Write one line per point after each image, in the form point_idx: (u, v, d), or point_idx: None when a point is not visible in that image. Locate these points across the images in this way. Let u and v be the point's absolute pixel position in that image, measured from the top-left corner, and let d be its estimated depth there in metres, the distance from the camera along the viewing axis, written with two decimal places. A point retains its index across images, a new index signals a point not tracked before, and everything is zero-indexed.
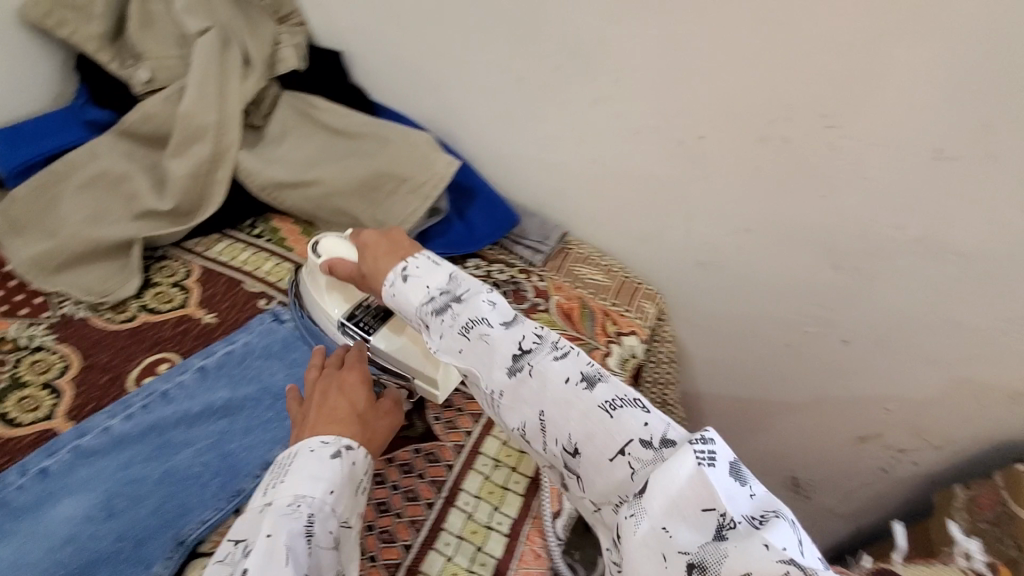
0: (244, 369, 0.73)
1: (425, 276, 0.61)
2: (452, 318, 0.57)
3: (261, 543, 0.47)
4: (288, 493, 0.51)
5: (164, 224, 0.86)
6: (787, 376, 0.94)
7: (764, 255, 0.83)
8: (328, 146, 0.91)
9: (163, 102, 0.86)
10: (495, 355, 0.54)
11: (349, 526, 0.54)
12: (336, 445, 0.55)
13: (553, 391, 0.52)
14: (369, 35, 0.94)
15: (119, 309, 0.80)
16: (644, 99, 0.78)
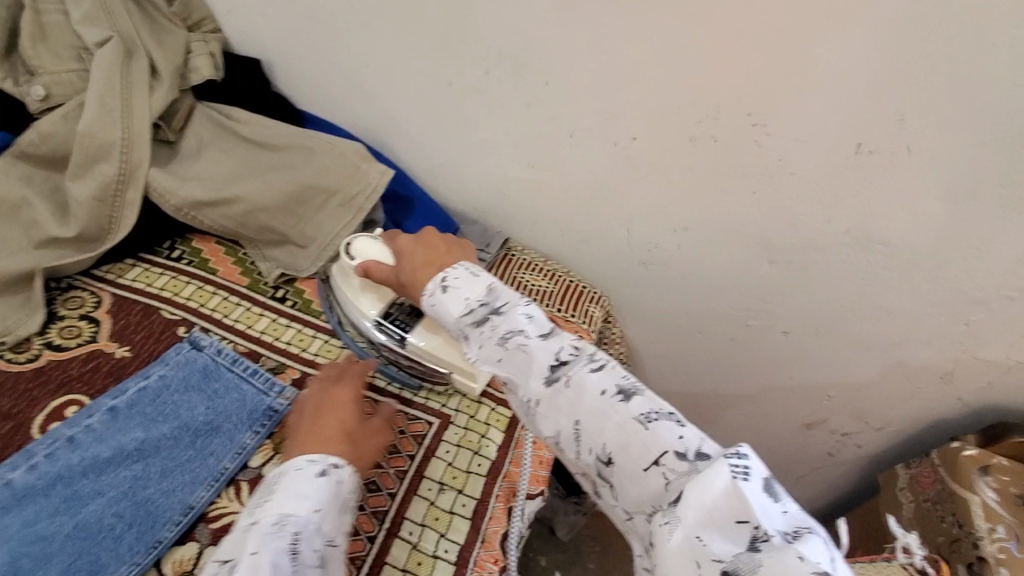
0: (164, 404, 0.67)
1: (462, 287, 0.60)
2: (494, 329, 0.56)
3: (245, 561, 0.47)
4: (273, 511, 0.52)
5: (70, 251, 0.79)
6: (734, 370, 0.95)
7: (703, 253, 0.83)
8: (249, 159, 0.86)
9: (61, 121, 0.79)
10: (533, 366, 0.53)
11: (337, 546, 0.53)
12: (322, 464, 0.57)
13: (589, 401, 0.51)
14: (289, 43, 0.89)
15: (20, 350, 0.72)
16: (574, 101, 0.77)
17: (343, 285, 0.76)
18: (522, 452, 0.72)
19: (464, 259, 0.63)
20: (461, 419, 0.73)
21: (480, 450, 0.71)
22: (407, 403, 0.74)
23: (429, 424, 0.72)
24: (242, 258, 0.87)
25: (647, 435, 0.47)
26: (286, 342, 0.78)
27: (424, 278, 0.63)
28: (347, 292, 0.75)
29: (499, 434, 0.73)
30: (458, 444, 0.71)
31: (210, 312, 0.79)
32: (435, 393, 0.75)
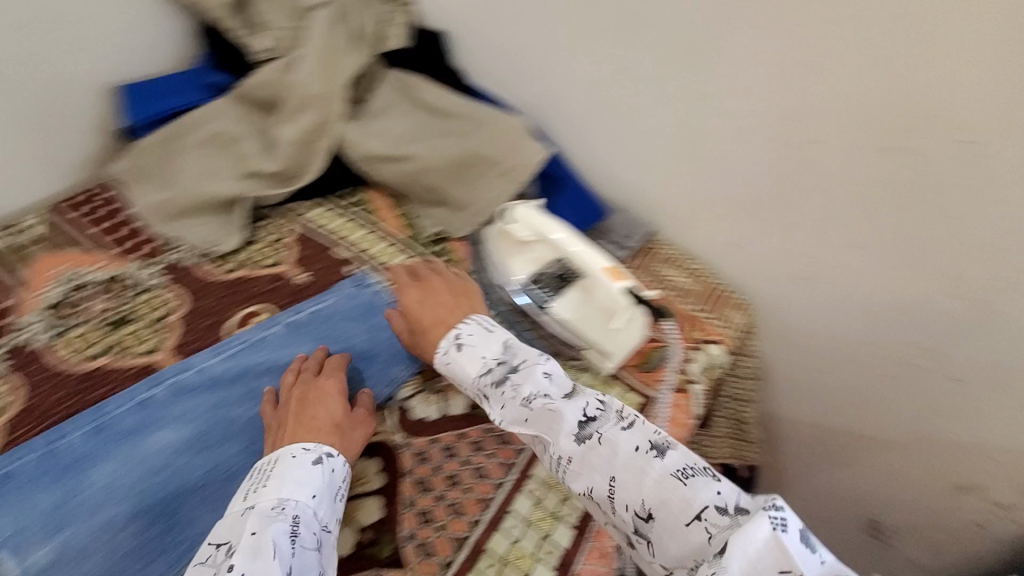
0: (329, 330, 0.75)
1: (479, 345, 0.65)
2: (514, 387, 0.60)
3: (246, 541, 0.48)
4: (272, 496, 0.52)
5: (269, 185, 0.90)
6: (881, 410, 0.87)
7: (872, 275, 0.77)
8: (425, 124, 0.93)
9: (279, 71, 0.90)
10: (561, 423, 0.55)
11: (331, 532, 0.54)
12: (317, 452, 0.58)
13: (622, 457, 0.51)
14: (477, 20, 0.95)
15: (224, 261, 0.84)
16: (753, 97, 0.75)
17: (497, 245, 0.79)
18: None
19: (478, 315, 0.69)
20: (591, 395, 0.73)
21: None
22: None
23: None
24: (403, 212, 0.94)
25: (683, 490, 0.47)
26: None
27: (436, 333, 0.69)
28: (499, 252, 0.78)
29: None
30: None
31: (373, 256, 0.87)
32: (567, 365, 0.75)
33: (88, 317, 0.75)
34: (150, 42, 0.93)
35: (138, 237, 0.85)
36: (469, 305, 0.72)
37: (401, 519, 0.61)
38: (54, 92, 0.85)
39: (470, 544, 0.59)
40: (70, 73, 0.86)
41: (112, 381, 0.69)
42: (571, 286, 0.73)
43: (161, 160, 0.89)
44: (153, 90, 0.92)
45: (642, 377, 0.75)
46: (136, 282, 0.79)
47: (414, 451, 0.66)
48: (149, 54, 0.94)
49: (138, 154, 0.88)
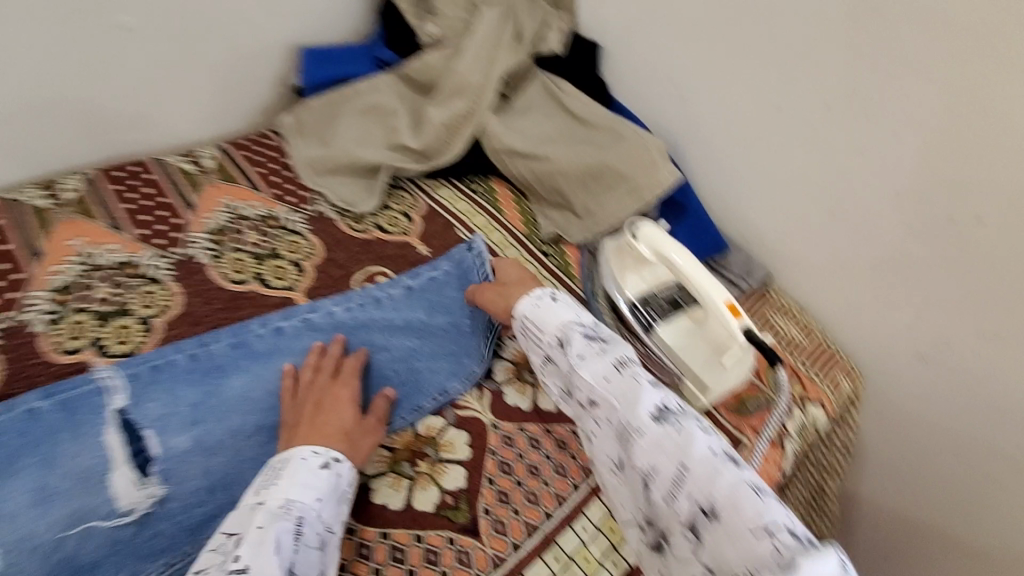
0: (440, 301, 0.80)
1: (572, 307, 0.67)
2: (602, 349, 0.61)
3: (252, 535, 0.53)
4: (280, 496, 0.56)
5: (410, 160, 0.96)
6: (981, 521, 0.79)
7: (1005, 370, 0.71)
8: (563, 128, 0.96)
9: (442, 58, 0.96)
10: (642, 399, 0.55)
11: (333, 533, 0.58)
12: (325, 457, 0.61)
13: (699, 451, 0.52)
14: (634, 37, 0.97)
15: (358, 221, 0.91)
16: (914, 160, 0.72)
17: (614, 259, 0.80)
18: None
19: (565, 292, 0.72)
20: None
21: None
22: None
23: None
24: (525, 209, 0.98)
25: (757, 502, 0.48)
26: None
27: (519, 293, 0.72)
28: (615, 266, 0.79)
29: None
30: None
31: (491, 245, 0.91)
32: None
33: (241, 244, 0.82)
34: (334, 12, 1.03)
35: (291, 185, 0.93)
36: None
37: (481, 493, 0.67)
38: (250, 44, 0.96)
39: (539, 533, 0.65)
40: (265, 30, 0.97)
41: (254, 305, 0.75)
42: (681, 313, 0.75)
43: (323, 119, 0.98)
44: (329, 55, 1.01)
45: (735, 422, 0.74)
46: (285, 223, 0.87)
47: (502, 433, 0.72)
48: (332, 25, 1.04)
49: (305, 111, 0.98)
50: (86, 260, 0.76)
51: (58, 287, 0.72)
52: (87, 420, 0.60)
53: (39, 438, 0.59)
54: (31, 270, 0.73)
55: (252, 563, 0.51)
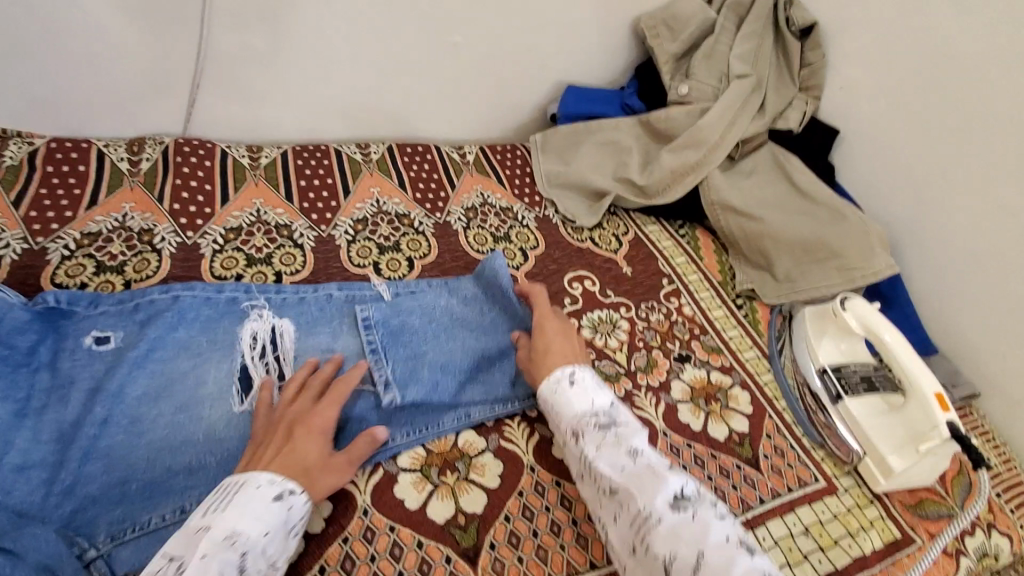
0: (506, 300, 0.84)
1: (591, 391, 0.69)
2: (616, 439, 0.64)
3: (196, 565, 0.51)
4: (226, 525, 0.54)
5: (631, 193, 1.08)
6: None
7: None
8: (783, 197, 1.01)
9: (686, 114, 1.08)
10: (660, 487, 0.58)
11: (277, 568, 0.56)
12: (281, 488, 0.58)
13: (713, 538, 0.54)
14: (878, 130, 1.00)
15: (577, 232, 1.05)
16: None
17: (816, 323, 0.83)
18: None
19: (587, 366, 0.73)
20: (847, 499, 0.72)
21: (855, 535, 0.69)
22: (804, 448, 0.76)
23: (815, 480, 0.73)
24: (722, 261, 1.04)
25: None
26: (728, 335, 0.89)
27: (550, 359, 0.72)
28: (814, 331, 0.83)
29: (878, 541, 0.69)
30: (837, 516, 0.70)
31: (687, 283, 0.98)
32: (833, 463, 0.75)
33: (484, 224, 1.00)
34: (600, 60, 1.21)
35: (529, 189, 1.11)
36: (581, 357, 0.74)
37: None
38: (528, 73, 1.17)
39: None
40: (545, 65, 1.17)
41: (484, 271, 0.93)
42: (874, 394, 0.77)
43: (566, 143, 1.15)
44: (586, 94, 1.19)
45: (910, 519, 0.71)
46: (519, 217, 1.04)
47: (670, 442, 0.73)
48: (596, 70, 1.22)
49: (553, 134, 1.16)
50: (377, 205, 0.98)
51: (358, 219, 0.95)
52: (365, 311, 0.79)
53: (333, 316, 0.79)
54: (344, 202, 0.97)
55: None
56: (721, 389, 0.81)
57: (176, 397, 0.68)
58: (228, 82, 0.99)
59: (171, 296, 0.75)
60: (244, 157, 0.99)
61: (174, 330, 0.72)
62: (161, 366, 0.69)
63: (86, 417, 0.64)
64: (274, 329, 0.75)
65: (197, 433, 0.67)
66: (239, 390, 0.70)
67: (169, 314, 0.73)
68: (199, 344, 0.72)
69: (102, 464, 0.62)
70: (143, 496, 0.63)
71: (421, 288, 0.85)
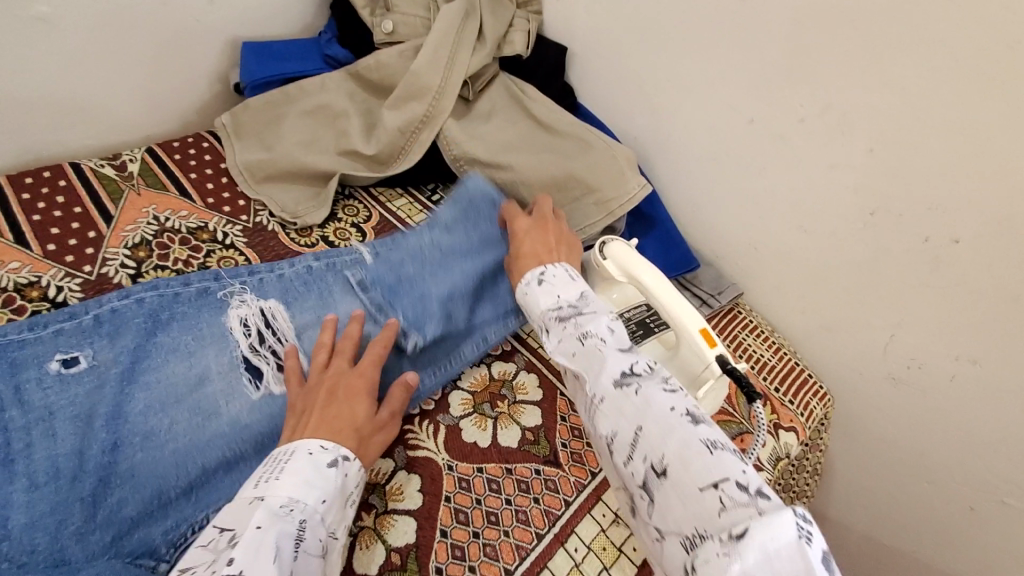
0: (486, 212, 0.80)
1: (559, 285, 0.66)
2: (577, 325, 0.60)
3: (250, 536, 0.46)
4: (282, 493, 0.49)
5: (361, 166, 0.89)
6: (939, 537, 0.80)
7: (966, 397, 0.71)
8: (528, 135, 0.90)
9: (398, 57, 0.88)
10: (604, 366, 0.54)
11: (336, 538, 0.52)
12: (334, 454, 0.54)
13: (654, 412, 0.50)
14: (602, 41, 0.92)
15: (304, 234, 0.83)
16: (873, 185, 0.70)
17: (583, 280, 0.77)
18: None
19: (565, 262, 0.70)
20: None
21: None
22: None
23: None
24: None
25: (708, 457, 0.45)
26: None
27: (525, 263, 0.71)
28: None
29: None
30: None
31: None
32: None
33: (167, 260, 0.74)
34: (279, 4, 0.94)
35: (229, 192, 0.85)
36: (565, 256, 0.72)
37: (433, 548, 0.58)
38: (178, 38, 0.87)
39: None
40: (201, 22, 0.88)
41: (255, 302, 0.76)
42: (651, 337, 0.71)
43: (263, 121, 0.89)
44: (272, 51, 0.92)
45: None
46: (219, 236, 0.79)
47: (458, 476, 0.63)
48: (278, 18, 0.96)
49: (243, 111, 0.89)
50: None
51: None
52: (357, 274, 0.75)
53: (322, 284, 0.74)
54: None
55: (247, 569, 0.43)
56: (506, 384, 0.73)
57: (186, 403, 0.62)
58: None
59: (133, 300, 0.65)
60: None
61: (153, 337, 0.64)
62: (155, 375, 0.62)
63: (88, 447, 0.57)
64: (265, 313, 0.70)
65: (219, 428, 0.62)
66: (251, 378, 0.66)
67: (142, 321, 0.64)
68: (187, 343, 0.65)
69: (129, 488, 0.56)
70: (188, 500, 0.59)
71: (396, 231, 0.79)
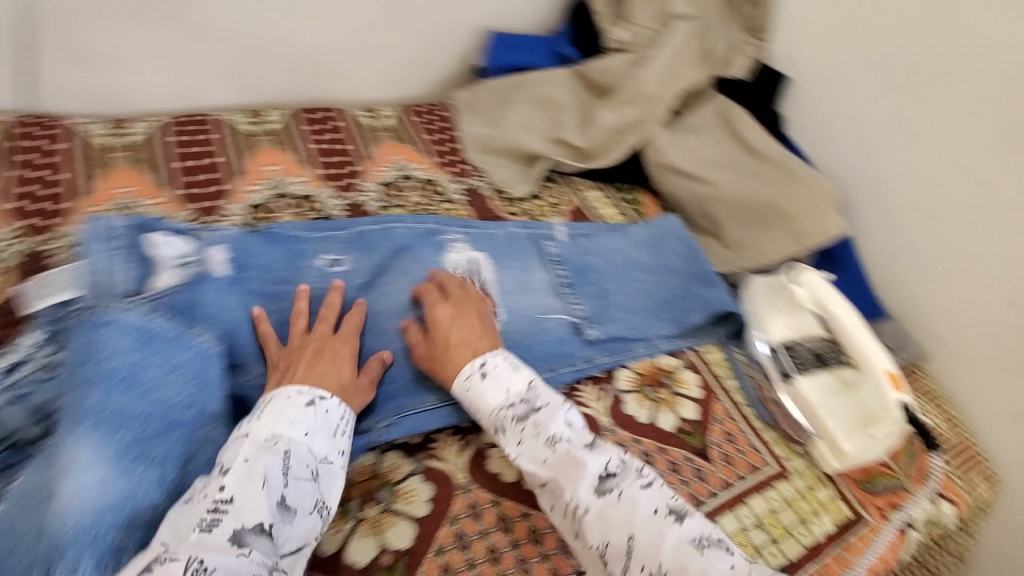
0: (675, 244, 0.87)
1: (504, 378, 0.63)
2: (536, 428, 0.60)
3: (240, 468, 0.51)
4: (265, 429, 0.54)
5: (568, 156, 0.97)
6: None
7: None
8: (732, 156, 0.94)
9: (625, 64, 0.97)
10: (584, 471, 0.55)
11: (332, 463, 0.56)
12: (311, 395, 0.58)
13: (641, 518, 0.52)
14: (826, 78, 0.94)
15: (510, 204, 0.94)
16: None
17: (765, 298, 0.81)
18: (849, 562, 0.65)
19: (502, 347, 0.67)
20: (799, 483, 0.69)
21: (808, 522, 0.66)
22: (755, 431, 0.73)
23: (767, 465, 0.70)
24: None
25: (701, 560, 0.49)
26: None
27: (456, 361, 0.65)
28: (764, 307, 0.80)
29: (830, 524, 0.67)
30: (789, 503, 0.67)
31: None
32: (784, 443, 0.72)
33: (405, 202, 0.89)
34: (528, 3, 1.07)
35: (455, 156, 0.98)
36: (491, 343, 0.67)
37: None
38: (445, 21, 1.03)
39: None
40: (466, 9, 1.04)
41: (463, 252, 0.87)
42: (826, 369, 0.74)
43: (494, 101, 1.02)
44: (515, 42, 1.05)
45: (860, 496, 0.69)
46: (444, 191, 0.92)
47: (617, 440, 0.69)
48: (525, 16, 1.09)
49: (480, 93, 1.03)
50: (277, 185, 0.85)
51: (254, 204, 0.82)
52: (553, 249, 0.85)
53: (520, 251, 0.84)
54: (234, 184, 0.84)
55: (239, 494, 0.50)
56: (669, 374, 0.77)
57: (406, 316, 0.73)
58: (73, 40, 0.82)
59: (383, 226, 0.81)
60: (103, 134, 0.84)
61: (392, 259, 0.78)
62: (387, 289, 0.75)
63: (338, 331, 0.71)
64: (473, 262, 0.81)
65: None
66: None
67: (388, 244, 0.79)
68: (414, 270, 0.78)
69: None
70: None
71: (591, 230, 0.89)
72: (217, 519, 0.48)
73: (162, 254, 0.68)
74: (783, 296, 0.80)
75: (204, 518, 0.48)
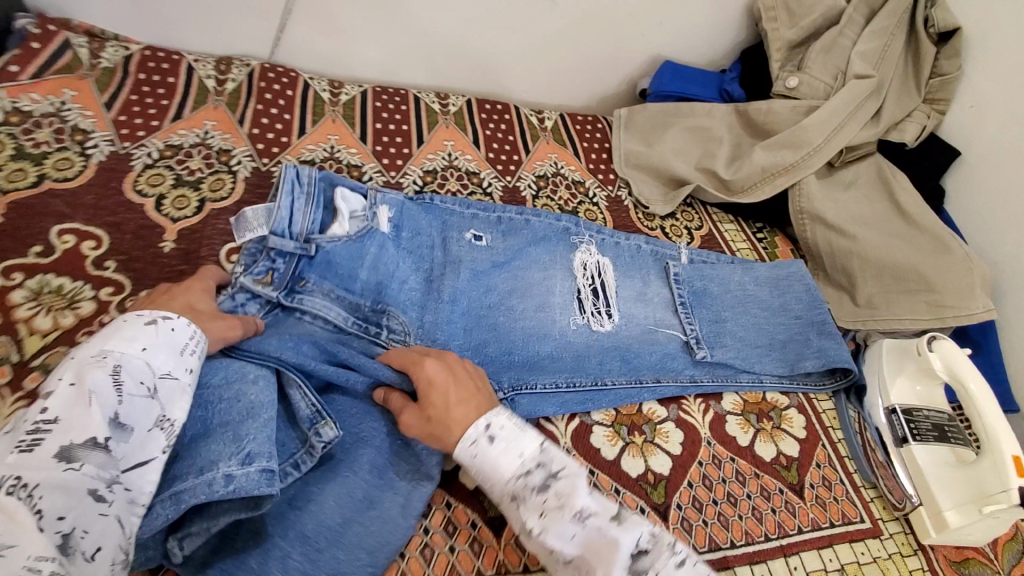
0: (798, 288, 0.88)
1: (514, 443, 0.56)
2: (559, 501, 0.52)
3: (62, 391, 0.45)
4: (94, 348, 0.49)
5: (712, 185, 1.02)
6: None
7: None
8: (883, 217, 0.93)
9: (790, 110, 0.99)
10: (617, 554, 0.49)
11: (175, 379, 0.52)
12: (151, 317, 0.54)
13: None
14: (1004, 160, 0.90)
15: (648, 218, 1.00)
16: None
17: (892, 362, 0.79)
18: None
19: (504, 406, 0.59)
20: (890, 544, 0.69)
21: None
22: (854, 485, 0.73)
23: (861, 520, 0.70)
24: None
25: None
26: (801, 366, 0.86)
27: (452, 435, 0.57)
28: (890, 368, 0.78)
29: None
30: (876, 560, 0.67)
31: None
32: (883, 505, 0.72)
33: (555, 196, 0.98)
34: (704, 38, 1.13)
35: (605, 165, 1.06)
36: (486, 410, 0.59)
37: (679, 489, 0.68)
38: (622, 43, 1.11)
39: (719, 554, 0.63)
40: (644, 35, 1.10)
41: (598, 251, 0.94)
42: (944, 443, 0.73)
43: (651, 122, 1.08)
44: (684, 72, 1.11)
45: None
46: (590, 194, 1.00)
47: (713, 452, 0.72)
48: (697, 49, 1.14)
49: (639, 112, 1.09)
50: (450, 158, 0.97)
51: (430, 170, 0.95)
52: (676, 268, 0.89)
53: (644, 264, 0.90)
54: (416, 150, 0.97)
55: (64, 414, 0.44)
56: (775, 409, 0.79)
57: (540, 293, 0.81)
58: (320, 11, 0.97)
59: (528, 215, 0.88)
60: (325, 91, 0.99)
61: (535, 240, 0.86)
62: (525, 265, 0.84)
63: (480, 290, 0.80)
64: (598, 266, 0.86)
65: (552, 327, 0.79)
66: (579, 305, 0.82)
67: (531, 227, 0.87)
68: (547, 255, 0.85)
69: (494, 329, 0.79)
70: None
71: (713, 261, 0.92)
72: (39, 438, 0.42)
73: (341, 204, 0.74)
74: (913, 363, 0.76)
75: (22, 440, 0.41)
